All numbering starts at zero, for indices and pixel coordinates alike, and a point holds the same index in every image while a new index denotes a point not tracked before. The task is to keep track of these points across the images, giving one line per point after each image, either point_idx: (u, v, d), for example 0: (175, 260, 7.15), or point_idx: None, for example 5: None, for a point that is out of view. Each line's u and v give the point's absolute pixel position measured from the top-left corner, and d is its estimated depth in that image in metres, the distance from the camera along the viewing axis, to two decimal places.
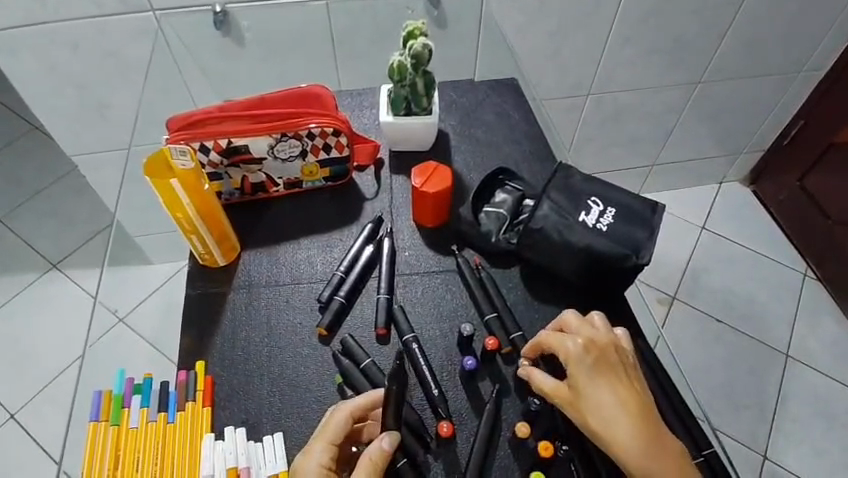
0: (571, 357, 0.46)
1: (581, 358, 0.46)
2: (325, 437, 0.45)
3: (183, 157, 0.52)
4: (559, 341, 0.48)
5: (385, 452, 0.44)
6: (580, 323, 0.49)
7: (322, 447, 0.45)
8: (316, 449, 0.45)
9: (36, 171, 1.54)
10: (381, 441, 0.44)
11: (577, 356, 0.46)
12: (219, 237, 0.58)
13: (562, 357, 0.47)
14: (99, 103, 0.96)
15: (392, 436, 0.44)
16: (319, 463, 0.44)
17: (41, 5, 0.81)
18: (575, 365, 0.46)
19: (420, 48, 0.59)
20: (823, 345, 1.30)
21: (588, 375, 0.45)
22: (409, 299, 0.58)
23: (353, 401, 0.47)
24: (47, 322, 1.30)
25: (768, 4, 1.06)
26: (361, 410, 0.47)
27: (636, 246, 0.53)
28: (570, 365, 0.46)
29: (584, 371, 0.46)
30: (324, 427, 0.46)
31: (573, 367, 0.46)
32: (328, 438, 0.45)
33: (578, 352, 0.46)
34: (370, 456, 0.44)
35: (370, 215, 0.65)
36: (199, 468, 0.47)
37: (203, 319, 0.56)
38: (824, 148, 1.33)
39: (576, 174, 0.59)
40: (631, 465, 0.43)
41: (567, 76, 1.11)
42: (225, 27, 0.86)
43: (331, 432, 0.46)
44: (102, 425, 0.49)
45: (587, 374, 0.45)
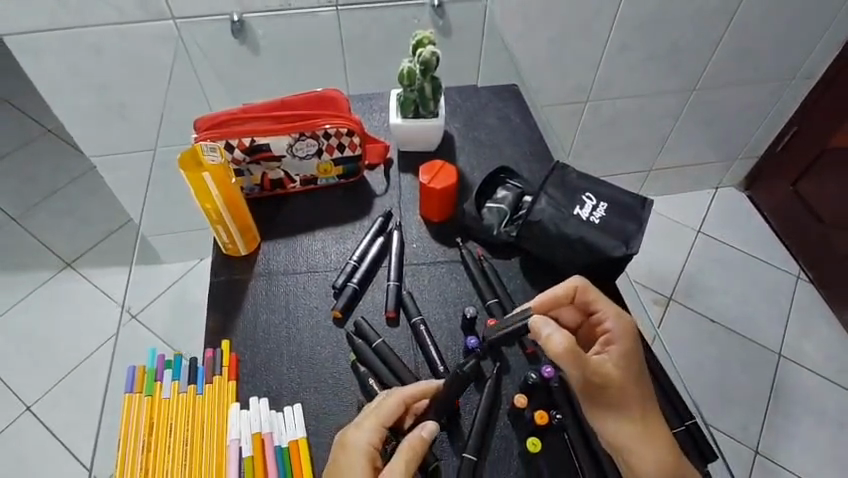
0: (621, 326, 0.52)
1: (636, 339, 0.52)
2: (377, 418, 0.49)
3: (213, 153, 0.58)
4: (617, 316, 0.53)
5: (423, 440, 0.48)
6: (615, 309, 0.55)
7: (372, 425, 0.49)
8: (367, 427, 0.48)
9: (52, 172, 1.60)
10: (421, 430, 0.48)
11: (634, 335, 0.52)
12: (242, 227, 0.63)
13: (622, 331, 0.52)
14: (121, 105, 1.01)
15: (432, 427, 0.48)
16: (367, 441, 0.48)
17: (69, 12, 0.86)
18: (625, 335, 0.52)
19: (429, 55, 0.64)
20: (815, 345, 1.34)
21: (633, 346, 0.51)
22: (416, 286, 0.63)
23: (407, 390, 0.50)
24: (63, 318, 1.34)
25: (759, 14, 1.11)
26: (413, 399, 0.50)
27: (626, 237, 0.58)
28: (618, 334, 0.52)
29: (631, 340, 0.52)
30: (377, 408, 0.49)
31: (621, 336, 0.52)
32: (379, 418, 0.49)
33: (629, 326, 0.53)
34: (411, 442, 0.47)
35: (379, 210, 0.70)
36: (228, 434, 0.52)
37: (226, 302, 0.61)
38: (818, 153, 1.37)
39: (572, 172, 0.64)
40: (650, 436, 0.48)
41: (566, 82, 1.16)
42: (242, 35, 0.92)
43: (383, 414, 0.49)
44: (136, 396, 0.54)
45: (633, 344, 0.51)
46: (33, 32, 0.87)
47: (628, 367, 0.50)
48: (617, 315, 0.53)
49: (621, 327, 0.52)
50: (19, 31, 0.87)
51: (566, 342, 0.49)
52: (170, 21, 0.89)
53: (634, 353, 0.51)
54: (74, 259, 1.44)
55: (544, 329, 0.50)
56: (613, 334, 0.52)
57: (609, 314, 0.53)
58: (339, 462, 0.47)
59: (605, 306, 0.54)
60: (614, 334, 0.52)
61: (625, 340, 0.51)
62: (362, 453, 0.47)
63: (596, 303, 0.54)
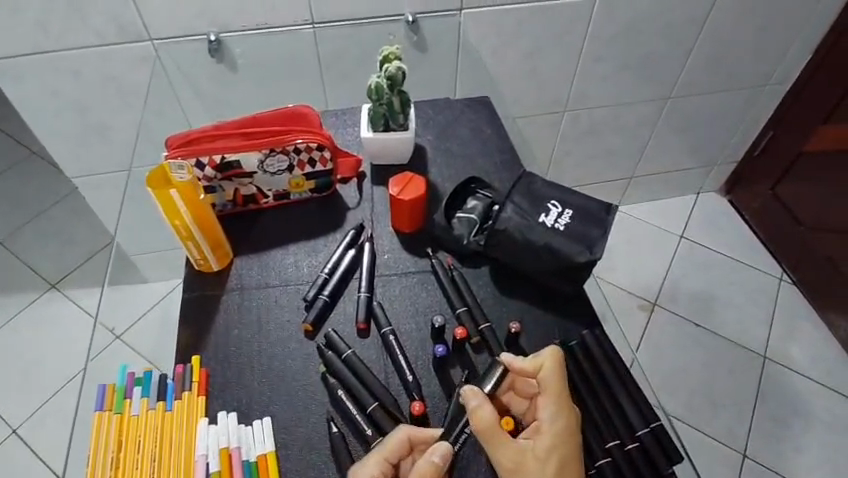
0: (554, 416, 0.50)
1: (567, 439, 0.49)
2: (382, 453, 0.50)
3: (181, 171, 0.58)
4: (558, 409, 0.50)
5: (436, 466, 0.47)
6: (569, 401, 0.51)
7: (377, 458, 0.49)
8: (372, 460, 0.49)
9: (37, 193, 1.60)
10: (432, 456, 0.47)
11: (567, 435, 0.49)
12: (215, 244, 0.64)
13: (555, 427, 0.49)
14: (101, 126, 1.02)
15: (442, 449, 0.48)
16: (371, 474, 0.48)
17: (47, 36, 0.87)
18: (557, 427, 0.49)
19: (395, 70, 0.66)
20: (799, 346, 1.35)
21: (562, 440, 0.49)
22: (387, 296, 0.63)
23: (414, 427, 0.51)
24: (47, 339, 1.33)
25: (729, 25, 1.14)
26: (420, 438, 0.50)
27: (590, 243, 0.60)
28: (549, 424, 0.50)
29: (562, 434, 0.49)
30: (383, 445, 0.50)
31: (552, 426, 0.50)
32: (384, 453, 0.50)
33: (565, 419, 0.50)
34: (420, 470, 0.47)
35: (352, 222, 0.71)
36: (195, 447, 0.53)
37: (198, 318, 0.61)
38: (795, 157, 1.40)
39: (538, 180, 0.65)
40: None
41: (543, 94, 1.18)
42: (219, 55, 0.93)
43: (388, 450, 0.50)
44: (106, 414, 0.55)
45: (564, 438, 0.49)
46: (13, 56, 0.88)
47: (546, 464, 0.48)
48: (556, 406, 0.50)
49: (554, 416, 0.50)
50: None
51: (482, 422, 0.48)
52: (148, 42, 0.91)
53: (561, 448, 0.49)
54: (58, 281, 1.43)
55: (473, 400, 0.49)
56: (544, 423, 0.50)
57: (548, 401, 0.51)
58: None
59: (551, 388, 0.51)
60: (545, 423, 0.50)
61: (555, 433, 0.49)
62: None
63: (543, 389, 0.51)
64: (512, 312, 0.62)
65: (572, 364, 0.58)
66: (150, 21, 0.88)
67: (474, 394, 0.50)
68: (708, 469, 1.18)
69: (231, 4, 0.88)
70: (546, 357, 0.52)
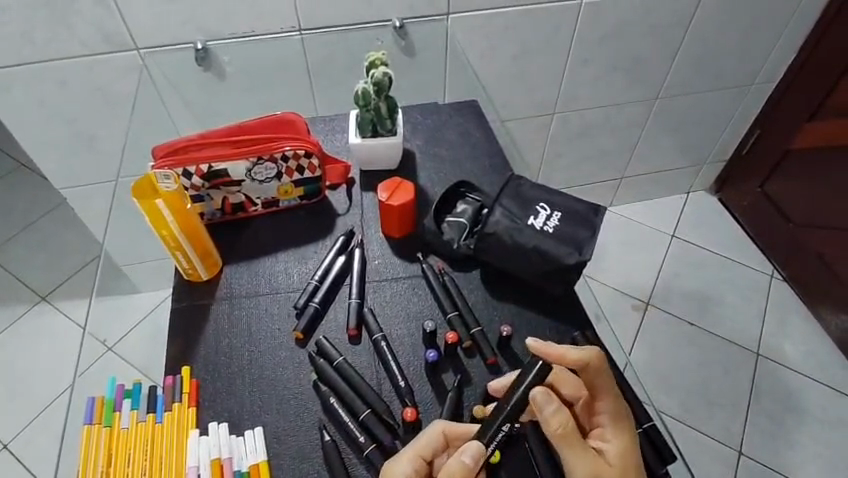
0: (615, 420, 0.50)
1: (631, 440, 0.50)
2: (416, 450, 0.49)
3: (167, 181, 0.58)
4: (616, 412, 0.51)
5: (466, 466, 0.46)
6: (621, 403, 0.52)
7: (410, 456, 0.49)
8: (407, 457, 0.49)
9: (26, 205, 1.58)
10: (462, 456, 0.46)
11: (630, 436, 0.50)
12: (203, 254, 0.63)
13: (617, 429, 0.50)
14: (89, 136, 1.01)
15: (471, 448, 0.46)
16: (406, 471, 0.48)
17: (31, 46, 0.86)
18: (620, 430, 0.50)
19: (381, 76, 0.66)
20: (792, 343, 1.36)
21: (628, 443, 0.49)
22: (378, 302, 0.63)
23: (444, 422, 0.51)
24: (38, 352, 1.32)
25: (714, 26, 1.15)
26: (454, 433, 0.50)
27: (579, 245, 0.60)
28: (611, 427, 0.50)
29: (625, 436, 0.50)
30: (416, 442, 0.50)
31: (617, 430, 0.50)
32: (417, 451, 0.49)
33: (625, 421, 0.51)
34: (453, 470, 0.46)
35: (342, 228, 0.71)
36: (186, 461, 0.52)
37: (186, 329, 0.61)
38: (782, 156, 1.41)
39: (526, 183, 0.66)
40: None
41: (533, 96, 1.19)
42: (206, 63, 0.92)
43: (422, 447, 0.49)
44: (95, 428, 0.54)
45: (626, 440, 0.50)
46: None
47: (621, 467, 0.48)
48: (615, 408, 0.51)
49: (616, 420, 0.50)
50: None
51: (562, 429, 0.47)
52: (134, 52, 0.90)
53: (628, 450, 0.49)
54: (47, 293, 1.41)
55: (546, 409, 0.47)
56: (608, 427, 0.50)
57: (607, 404, 0.51)
58: None
59: (609, 391, 0.51)
60: (608, 427, 0.50)
61: (621, 437, 0.50)
62: None
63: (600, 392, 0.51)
64: (504, 314, 0.62)
65: None
66: (136, 30, 0.88)
67: (547, 400, 0.47)
68: (704, 467, 1.18)
69: (217, 13, 0.88)
70: (588, 356, 0.50)
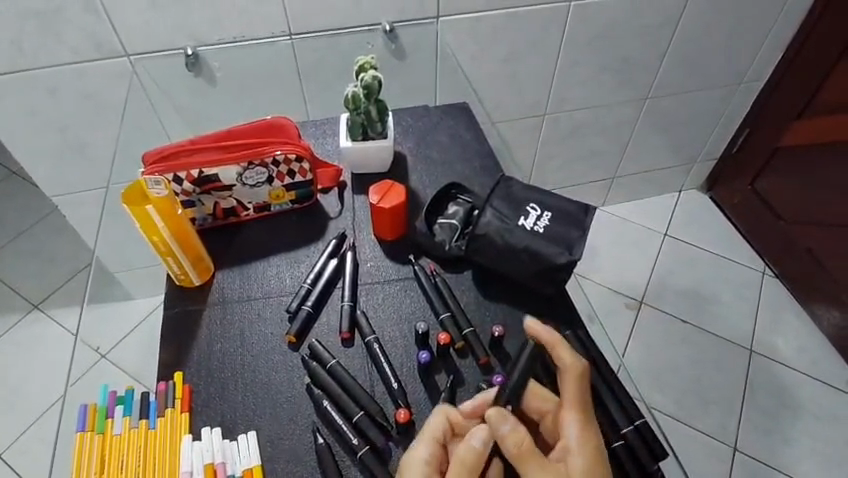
0: (582, 433, 0.49)
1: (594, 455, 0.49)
2: (429, 435, 0.50)
3: (158, 186, 0.58)
4: (581, 426, 0.50)
5: (476, 449, 0.48)
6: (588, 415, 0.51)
7: (426, 442, 0.50)
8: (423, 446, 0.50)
9: (18, 214, 1.57)
10: (471, 439, 0.49)
11: (593, 452, 0.49)
12: (195, 259, 0.63)
13: (582, 444, 0.49)
14: (80, 143, 1.01)
15: (480, 432, 0.49)
16: (423, 459, 0.49)
17: (21, 53, 0.86)
18: (585, 445, 0.49)
19: (371, 79, 0.66)
20: (785, 338, 1.37)
21: (592, 459, 0.48)
22: (371, 305, 0.63)
23: (450, 406, 0.53)
24: (32, 361, 1.31)
25: (702, 25, 1.16)
26: (459, 419, 0.52)
27: (569, 244, 0.60)
28: (576, 442, 0.49)
29: (591, 451, 0.49)
30: (428, 428, 0.51)
31: (580, 440, 0.49)
32: (431, 437, 0.50)
33: (591, 437, 0.49)
34: (463, 456, 0.48)
35: (334, 232, 0.71)
36: (179, 465, 0.52)
37: (179, 334, 0.61)
38: (771, 153, 1.42)
39: (516, 184, 0.66)
40: None
41: (524, 98, 1.19)
42: (196, 69, 0.92)
43: (432, 432, 0.51)
44: (88, 434, 0.54)
45: (592, 456, 0.48)
46: None
47: None
48: (580, 424, 0.50)
49: (583, 434, 0.49)
50: None
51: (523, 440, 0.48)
52: (125, 58, 0.90)
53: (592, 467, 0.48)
54: (41, 301, 1.40)
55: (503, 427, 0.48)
56: (570, 439, 0.49)
57: (572, 418, 0.50)
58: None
59: (574, 397, 0.51)
60: (573, 438, 0.49)
61: (585, 448, 0.49)
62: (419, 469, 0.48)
63: (568, 405, 0.51)
64: (496, 315, 0.63)
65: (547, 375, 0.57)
66: (125, 36, 0.88)
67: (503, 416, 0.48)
68: (700, 464, 1.19)
69: (207, 18, 0.88)
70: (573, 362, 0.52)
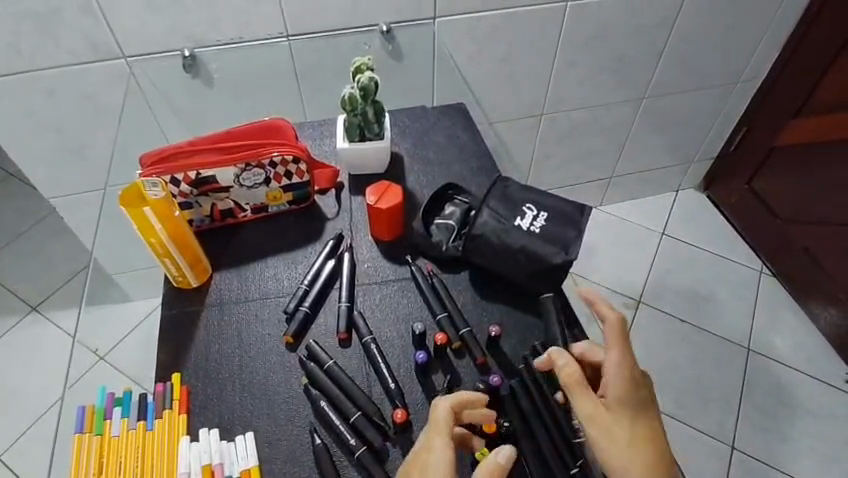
0: (625, 370, 0.50)
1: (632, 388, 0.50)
2: (438, 433, 0.46)
3: (155, 189, 0.58)
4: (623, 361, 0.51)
5: (501, 466, 0.44)
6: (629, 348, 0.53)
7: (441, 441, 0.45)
8: (439, 443, 0.45)
9: (16, 216, 1.57)
10: (498, 455, 0.44)
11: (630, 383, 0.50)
12: (192, 260, 0.63)
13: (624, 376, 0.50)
14: (78, 144, 1.01)
15: (508, 450, 0.45)
16: (444, 456, 0.44)
17: (18, 55, 0.86)
18: (628, 379, 0.50)
19: (367, 80, 0.67)
20: (783, 337, 1.37)
21: (632, 394, 0.50)
22: (368, 305, 0.64)
23: (449, 397, 0.48)
24: (30, 362, 1.31)
25: (699, 25, 1.16)
26: (461, 406, 0.48)
27: (565, 244, 0.61)
28: (619, 376, 0.50)
29: (632, 386, 0.50)
30: (435, 423, 0.47)
31: (626, 377, 0.50)
32: (444, 433, 0.46)
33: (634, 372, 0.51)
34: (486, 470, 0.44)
35: (331, 233, 0.71)
36: (177, 467, 0.52)
37: (177, 336, 0.61)
38: (768, 152, 1.43)
39: (513, 185, 0.66)
40: None
41: (521, 98, 1.20)
42: (194, 70, 0.92)
43: (442, 427, 0.46)
44: (86, 436, 0.54)
45: (633, 390, 0.50)
46: None
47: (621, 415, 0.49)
48: (624, 360, 0.51)
49: (626, 370, 0.50)
50: None
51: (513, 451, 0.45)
52: (122, 60, 0.90)
53: (631, 401, 0.50)
54: (39, 302, 1.40)
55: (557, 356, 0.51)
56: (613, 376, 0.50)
57: (616, 355, 0.51)
58: None
59: (616, 337, 0.52)
60: (618, 374, 0.50)
61: (631, 384, 0.50)
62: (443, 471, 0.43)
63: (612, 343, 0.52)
64: (494, 315, 0.63)
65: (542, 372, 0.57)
66: (123, 38, 0.88)
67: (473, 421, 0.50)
68: (698, 461, 1.19)
69: (204, 19, 0.88)
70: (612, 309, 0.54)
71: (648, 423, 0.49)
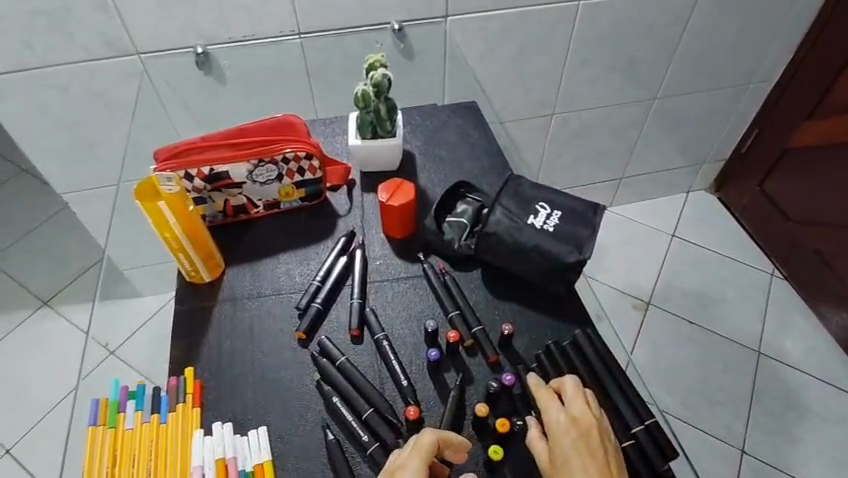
0: (564, 427, 0.49)
1: (574, 440, 0.48)
2: (421, 458, 0.46)
3: (169, 183, 0.58)
4: (558, 416, 0.50)
5: None
6: (574, 400, 0.51)
7: (420, 466, 0.46)
8: (414, 466, 0.46)
9: (28, 212, 1.58)
10: None
11: (572, 434, 0.49)
12: (205, 256, 0.64)
13: (563, 431, 0.49)
14: (91, 140, 1.01)
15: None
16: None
17: (32, 51, 0.87)
18: (567, 431, 0.49)
19: (381, 77, 0.67)
20: (792, 340, 1.36)
21: (579, 446, 0.48)
22: (380, 302, 0.64)
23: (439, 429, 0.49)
24: (40, 358, 1.31)
25: (712, 25, 1.15)
26: (446, 440, 0.49)
27: (579, 244, 0.60)
28: (560, 432, 0.49)
29: (574, 439, 0.48)
30: (419, 448, 0.47)
31: (564, 422, 0.50)
32: (424, 458, 0.46)
33: (574, 424, 0.49)
34: None
35: (343, 230, 0.71)
36: (190, 462, 0.52)
37: (190, 329, 0.61)
38: (781, 154, 1.41)
39: (526, 183, 0.66)
40: None
41: (531, 97, 1.19)
42: (207, 67, 0.92)
43: (424, 452, 0.47)
44: (100, 429, 0.54)
45: (577, 442, 0.48)
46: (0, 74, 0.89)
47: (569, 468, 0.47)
48: (559, 416, 0.50)
49: (567, 426, 0.49)
50: None
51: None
52: (135, 56, 0.91)
53: (575, 453, 0.48)
54: (50, 298, 1.41)
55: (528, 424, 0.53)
56: (552, 425, 0.50)
57: (552, 413, 0.51)
58: None
59: (552, 398, 0.52)
60: (557, 422, 0.50)
61: (571, 427, 0.49)
62: None
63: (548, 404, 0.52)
64: (506, 314, 0.63)
65: (555, 370, 0.58)
66: (137, 34, 0.88)
67: (448, 455, 0.50)
68: (706, 465, 1.18)
69: (216, 16, 0.89)
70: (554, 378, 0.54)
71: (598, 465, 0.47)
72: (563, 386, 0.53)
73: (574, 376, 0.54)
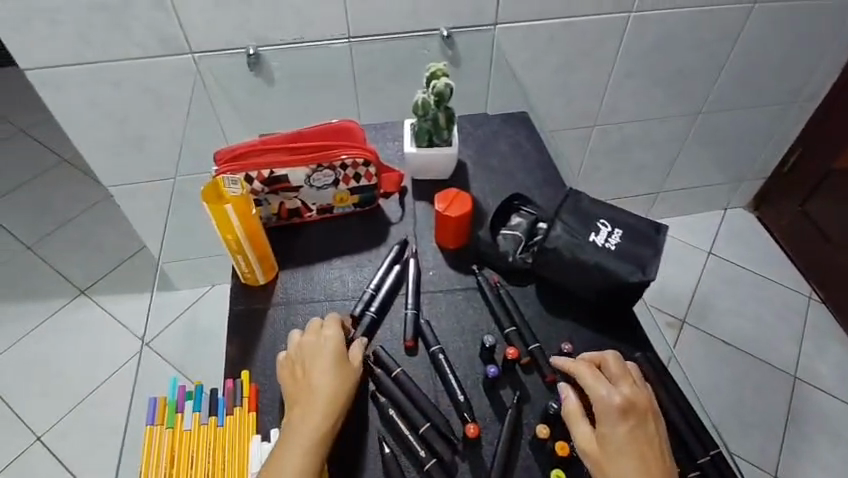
0: (617, 408, 0.48)
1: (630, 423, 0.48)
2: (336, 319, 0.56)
3: (234, 185, 0.58)
4: (609, 397, 0.49)
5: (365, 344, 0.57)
6: (624, 381, 0.51)
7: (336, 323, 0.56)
8: (331, 323, 0.56)
9: (67, 201, 1.61)
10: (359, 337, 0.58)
11: (626, 417, 0.48)
12: (262, 257, 0.64)
13: (616, 413, 0.48)
14: (140, 136, 1.03)
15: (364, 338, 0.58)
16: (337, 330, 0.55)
17: (89, 45, 0.88)
18: (620, 414, 0.48)
19: (443, 86, 0.66)
20: (831, 366, 1.32)
21: (636, 433, 0.48)
22: (434, 314, 0.63)
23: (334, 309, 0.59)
24: (75, 347, 1.33)
25: (762, 41, 1.12)
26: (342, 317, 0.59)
27: (642, 264, 0.59)
28: (613, 413, 0.48)
29: (629, 423, 0.48)
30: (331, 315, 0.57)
31: (619, 404, 0.49)
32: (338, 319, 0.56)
33: (627, 406, 0.49)
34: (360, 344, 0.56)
35: (396, 237, 0.71)
36: (248, 466, 0.52)
37: (244, 332, 0.62)
38: (825, 175, 1.37)
39: (585, 198, 0.65)
40: None
41: (574, 107, 1.18)
42: (258, 69, 0.92)
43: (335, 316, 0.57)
44: (158, 428, 0.55)
45: (632, 426, 0.48)
46: (58, 67, 0.90)
47: (624, 453, 0.47)
48: (613, 397, 0.49)
49: (620, 407, 0.48)
50: (43, 66, 0.90)
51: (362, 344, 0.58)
52: (189, 55, 0.92)
53: (632, 438, 0.47)
54: (86, 287, 1.44)
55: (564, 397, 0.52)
56: (604, 406, 0.49)
57: (602, 392, 0.50)
58: (318, 350, 0.53)
59: (599, 377, 0.51)
60: (610, 405, 0.49)
61: (627, 411, 0.48)
62: (339, 341, 0.54)
63: (597, 382, 0.51)
64: (562, 332, 0.62)
65: None
66: (192, 33, 0.89)
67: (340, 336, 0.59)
68: None
69: (268, 18, 0.89)
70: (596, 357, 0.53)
71: (651, 448, 0.47)
72: (609, 366, 0.52)
73: (619, 357, 0.53)
